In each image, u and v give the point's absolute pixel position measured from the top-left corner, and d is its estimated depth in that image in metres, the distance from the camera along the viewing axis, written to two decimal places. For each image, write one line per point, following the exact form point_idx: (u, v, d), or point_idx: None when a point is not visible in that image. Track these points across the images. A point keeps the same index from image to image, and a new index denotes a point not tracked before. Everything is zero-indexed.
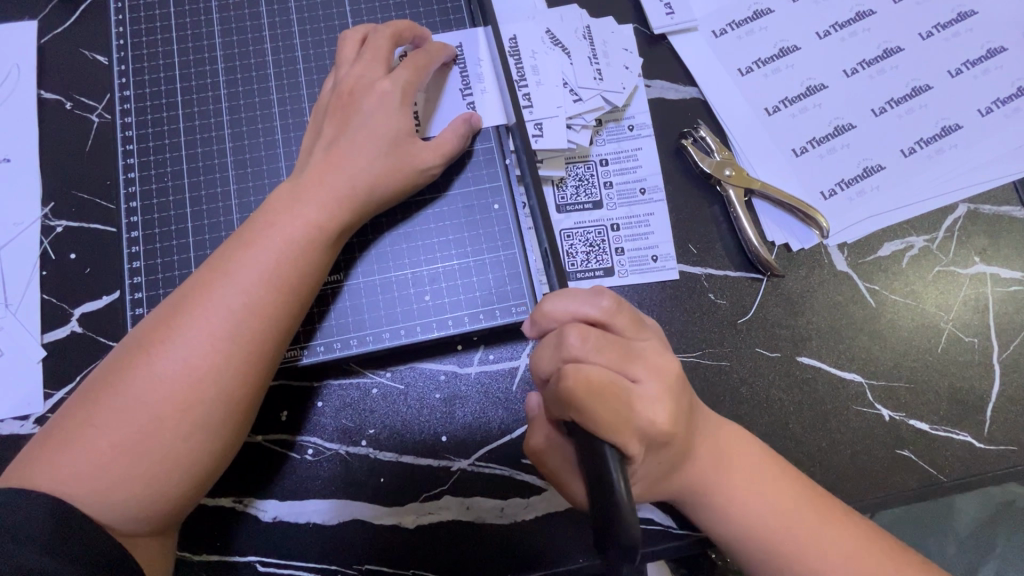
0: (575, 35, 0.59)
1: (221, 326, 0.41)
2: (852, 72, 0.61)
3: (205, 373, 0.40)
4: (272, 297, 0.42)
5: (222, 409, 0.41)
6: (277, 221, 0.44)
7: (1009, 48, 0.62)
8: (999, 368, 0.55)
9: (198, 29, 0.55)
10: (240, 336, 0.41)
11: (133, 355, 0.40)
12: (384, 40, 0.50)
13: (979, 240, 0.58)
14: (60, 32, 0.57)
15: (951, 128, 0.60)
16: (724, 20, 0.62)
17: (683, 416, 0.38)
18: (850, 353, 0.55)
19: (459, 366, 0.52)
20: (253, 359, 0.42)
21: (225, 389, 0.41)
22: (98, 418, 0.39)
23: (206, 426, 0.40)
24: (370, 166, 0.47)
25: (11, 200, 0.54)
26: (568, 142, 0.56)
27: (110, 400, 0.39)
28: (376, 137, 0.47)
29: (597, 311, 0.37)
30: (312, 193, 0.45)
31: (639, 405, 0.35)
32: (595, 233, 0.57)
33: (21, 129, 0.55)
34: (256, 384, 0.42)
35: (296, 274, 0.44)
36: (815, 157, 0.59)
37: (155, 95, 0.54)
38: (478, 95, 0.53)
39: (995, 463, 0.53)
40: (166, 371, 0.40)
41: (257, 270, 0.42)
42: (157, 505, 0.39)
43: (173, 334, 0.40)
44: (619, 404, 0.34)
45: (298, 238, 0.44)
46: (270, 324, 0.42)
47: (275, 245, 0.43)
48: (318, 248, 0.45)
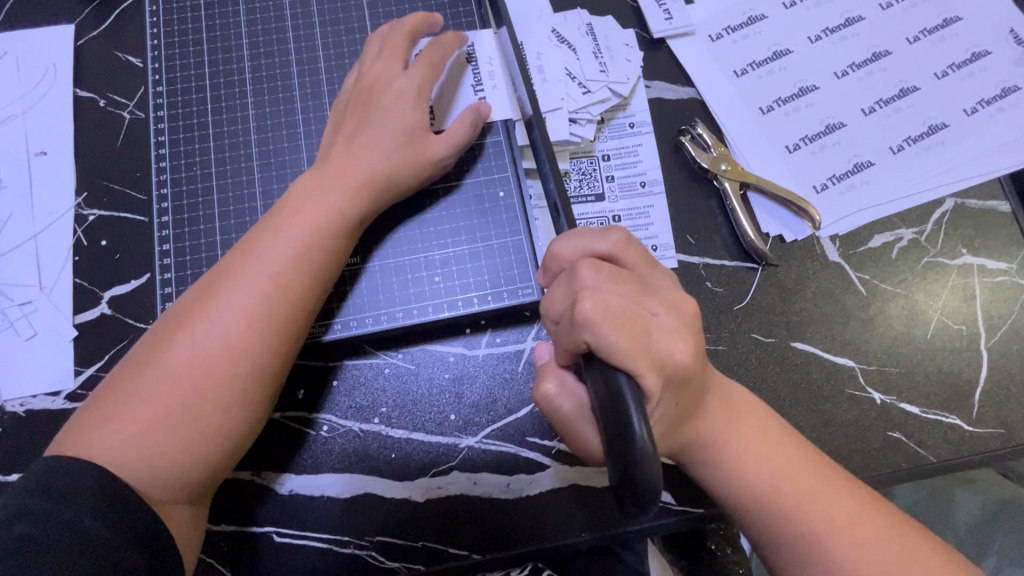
0: (581, 35, 0.62)
1: (250, 302, 0.44)
2: (842, 73, 0.64)
3: (237, 345, 0.43)
4: (297, 276, 0.45)
5: (251, 382, 0.43)
6: (301, 208, 0.47)
7: (993, 52, 0.65)
8: (987, 355, 0.57)
9: (227, 31, 0.59)
10: (269, 312, 0.44)
11: (170, 332, 0.43)
12: (400, 37, 0.53)
13: (966, 232, 0.60)
14: (96, 34, 0.61)
15: (937, 126, 0.63)
16: (720, 25, 0.66)
17: (699, 354, 0.39)
18: (842, 338, 0.57)
19: (467, 347, 0.54)
20: (280, 334, 0.44)
21: (256, 362, 0.43)
22: (136, 392, 0.42)
23: (237, 395, 0.43)
24: (386, 156, 0.50)
25: (48, 190, 0.57)
26: (570, 136, 0.60)
27: (149, 374, 0.42)
28: (394, 129, 0.50)
29: (607, 245, 0.40)
30: (334, 181, 0.48)
31: (658, 335, 0.36)
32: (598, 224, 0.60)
33: (58, 124, 0.59)
34: (283, 356, 0.45)
35: (320, 255, 0.47)
36: (807, 154, 0.62)
37: (185, 92, 0.57)
38: (489, 91, 0.57)
39: (982, 445, 0.55)
40: (200, 345, 0.42)
41: (284, 251, 0.45)
42: (191, 471, 0.42)
43: (210, 308, 0.43)
44: (638, 331, 0.35)
45: (321, 222, 0.47)
46: (296, 302, 0.45)
47: (300, 228, 0.46)
48: (342, 229, 0.48)
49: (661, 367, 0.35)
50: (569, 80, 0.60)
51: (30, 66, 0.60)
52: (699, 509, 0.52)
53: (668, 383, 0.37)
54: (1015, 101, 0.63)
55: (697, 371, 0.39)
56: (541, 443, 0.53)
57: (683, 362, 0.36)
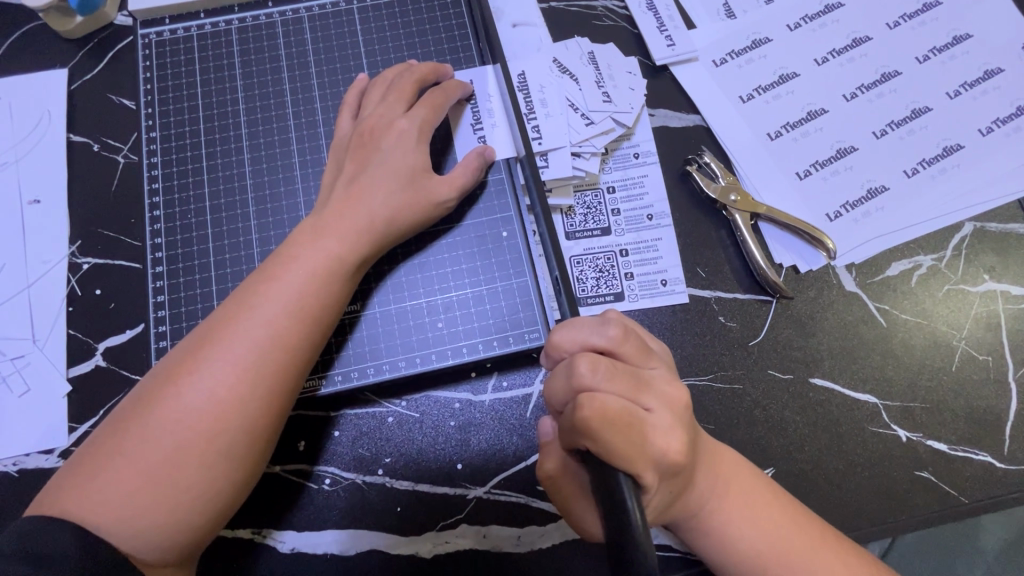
0: (583, 65, 0.61)
1: (244, 353, 0.42)
2: (852, 96, 0.63)
3: (230, 400, 0.41)
4: (294, 327, 0.44)
5: (245, 442, 0.42)
6: (299, 254, 0.46)
7: (1006, 70, 0.64)
8: (1015, 387, 0.54)
9: (221, 73, 0.58)
10: (265, 368, 0.42)
11: (160, 387, 0.41)
12: (408, 83, 0.52)
13: (987, 258, 0.58)
14: (90, 78, 0.60)
15: (952, 147, 0.61)
16: (724, 50, 0.64)
17: (692, 446, 0.39)
18: (863, 373, 0.55)
19: (473, 393, 0.53)
20: (278, 390, 0.43)
21: (251, 421, 0.42)
22: (127, 445, 0.40)
23: (229, 454, 0.41)
24: (388, 202, 0.48)
25: (42, 239, 0.56)
26: (575, 170, 0.57)
27: (139, 425, 0.40)
28: (395, 172, 0.49)
29: (605, 339, 0.39)
30: (334, 227, 0.47)
31: (652, 434, 0.37)
32: (605, 258, 0.58)
33: (52, 171, 0.58)
34: (278, 413, 0.43)
35: (318, 306, 0.45)
36: (819, 180, 0.60)
37: (179, 136, 0.56)
38: (488, 129, 0.55)
39: (1018, 484, 0.52)
40: (192, 398, 0.41)
41: (281, 302, 0.44)
42: (179, 535, 0.40)
43: (203, 362, 0.42)
44: (633, 433, 0.35)
45: (320, 271, 0.45)
46: (293, 357, 0.44)
47: (301, 276, 0.45)
48: (342, 276, 0.46)
49: (655, 465, 0.36)
50: (571, 112, 0.58)
51: (23, 111, 0.59)
52: None
53: (660, 476, 0.37)
54: None
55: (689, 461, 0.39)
56: None
57: (677, 459, 0.37)
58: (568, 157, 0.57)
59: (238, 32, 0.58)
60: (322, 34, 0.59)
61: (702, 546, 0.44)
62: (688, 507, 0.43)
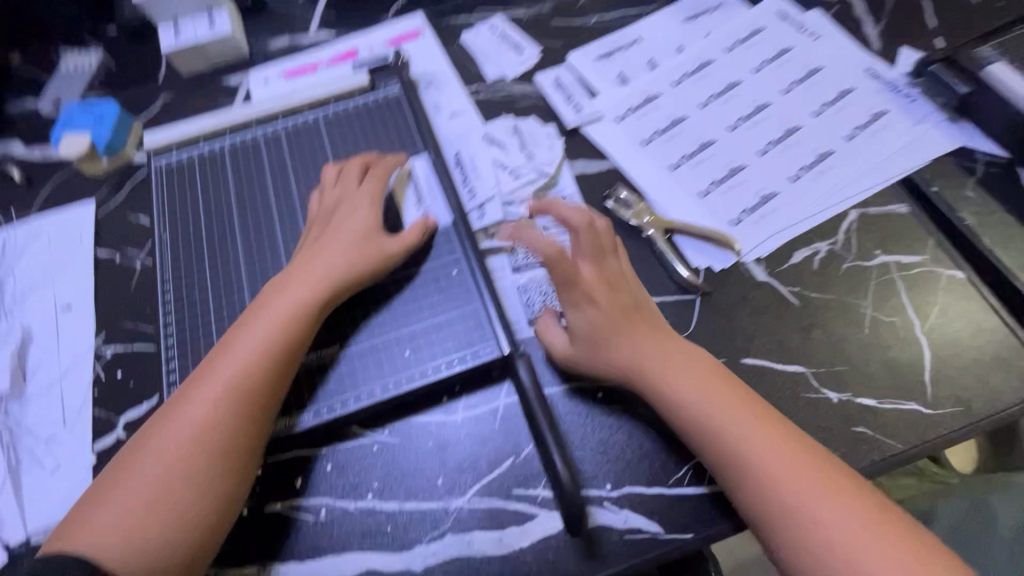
0: (509, 135, 0.76)
1: (218, 394, 0.52)
2: (734, 126, 0.76)
3: (208, 433, 0.51)
4: (257, 367, 0.53)
5: (221, 467, 0.50)
6: (267, 307, 0.57)
7: (857, 88, 0.78)
8: (926, 341, 0.61)
9: (216, 183, 0.71)
10: (235, 402, 0.52)
11: (154, 430, 0.52)
12: (355, 166, 0.66)
13: (875, 236, 0.67)
14: (113, 205, 0.75)
15: (826, 153, 0.73)
16: (624, 107, 0.79)
17: (615, 317, 0.57)
18: (789, 348, 0.62)
19: (446, 413, 0.59)
20: (246, 421, 0.52)
21: (224, 448, 0.51)
22: (127, 484, 0.49)
23: (207, 479, 0.50)
24: (342, 253, 0.59)
25: (72, 337, 0.66)
26: (509, 215, 0.69)
27: (137, 466, 0.50)
28: (345, 234, 0.61)
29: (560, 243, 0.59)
30: (295, 282, 0.58)
31: (580, 333, 0.58)
32: None
33: (81, 281, 0.69)
34: (247, 441, 0.52)
35: (282, 346, 0.54)
36: (718, 195, 0.71)
37: (185, 238, 0.69)
38: (430, 205, 0.67)
39: (948, 425, 0.57)
40: (177, 438, 0.51)
41: (246, 350, 0.54)
42: (165, 556, 0.47)
43: (186, 404, 0.52)
44: (577, 338, 0.58)
45: (282, 317, 0.56)
46: (259, 390, 0.53)
47: (264, 327, 0.55)
48: (302, 320, 0.56)
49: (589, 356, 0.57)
50: (500, 171, 0.72)
51: (59, 238, 0.73)
52: (689, 533, 0.54)
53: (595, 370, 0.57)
54: (885, 123, 0.74)
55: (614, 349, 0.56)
56: (526, 493, 0.56)
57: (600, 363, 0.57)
58: (500, 206, 0.69)
59: (229, 150, 0.73)
60: (296, 143, 0.73)
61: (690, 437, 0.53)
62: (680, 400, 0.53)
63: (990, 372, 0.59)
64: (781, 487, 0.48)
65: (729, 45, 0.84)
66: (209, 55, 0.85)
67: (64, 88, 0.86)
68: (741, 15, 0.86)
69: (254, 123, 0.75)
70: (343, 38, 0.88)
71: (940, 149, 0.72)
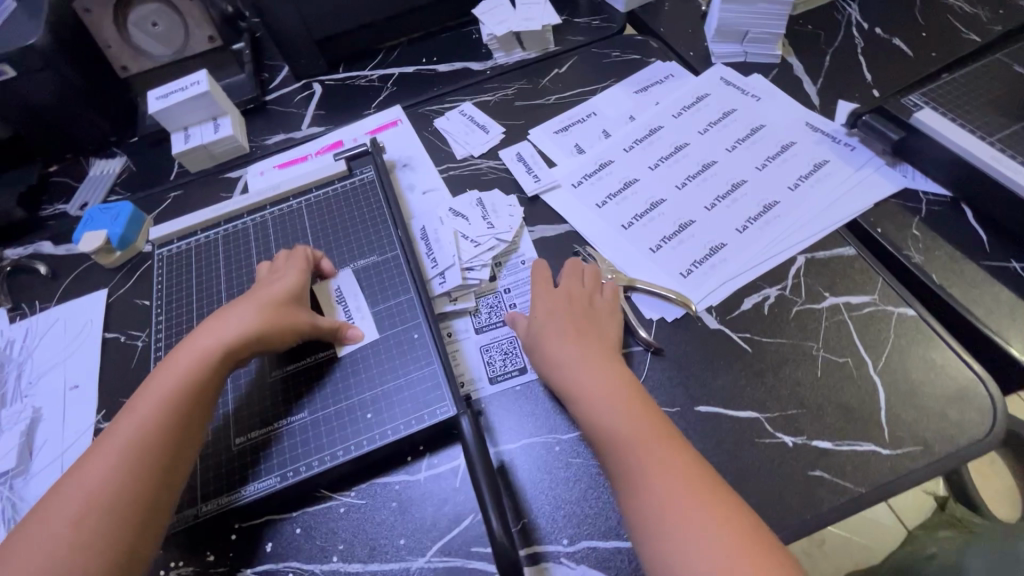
0: (472, 207, 0.81)
1: (119, 451, 0.54)
2: (682, 185, 0.81)
3: (107, 489, 0.52)
4: (162, 422, 0.56)
5: (117, 520, 0.51)
6: (166, 367, 0.60)
7: (798, 142, 0.82)
8: (880, 380, 0.61)
9: (210, 267, 0.79)
10: (134, 453, 0.54)
11: (46, 498, 0.52)
12: (282, 258, 0.73)
13: (823, 279, 0.69)
14: (123, 292, 0.83)
15: (771, 204, 0.77)
16: (580, 175, 0.85)
17: (586, 343, 0.63)
18: (743, 393, 0.63)
19: (410, 474, 0.62)
20: (148, 469, 0.54)
21: (122, 498, 0.52)
22: (13, 553, 0.49)
23: (105, 535, 0.50)
24: (244, 315, 0.63)
25: (76, 414, 0.72)
26: (470, 281, 0.74)
27: (26, 535, 0.50)
28: (253, 300, 0.65)
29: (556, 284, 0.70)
30: (198, 341, 0.62)
31: (553, 343, 0.64)
32: (509, 342, 0.70)
33: (89, 362, 0.77)
34: (149, 491, 0.53)
35: (185, 398, 0.58)
36: (669, 249, 0.75)
37: (179, 318, 0.76)
38: (357, 321, 0.70)
39: (908, 465, 0.56)
40: (73, 496, 0.51)
41: (149, 408, 0.57)
42: None
43: (86, 464, 0.53)
44: (545, 343, 0.64)
45: (183, 372, 0.59)
46: (161, 439, 0.55)
47: (167, 385, 0.58)
48: (204, 370, 0.60)
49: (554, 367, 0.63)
50: (463, 240, 0.77)
51: (74, 324, 0.81)
52: None
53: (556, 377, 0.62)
54: (826, 172, 0.78)
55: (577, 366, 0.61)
56: (485, 551, 0.57)
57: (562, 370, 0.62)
58: (459, 273, 0.74)
59: (222, 238, 0.82)
60: (280, 227, 0.81)
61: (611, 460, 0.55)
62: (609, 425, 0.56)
63: (947, 408, 0.59)
64: (665, 518, 0.50)
65: (677, 111, 0.90)
66: (213, 154, 0.96)
67: (90, 192, 0.98)
68: (687, 84, 0.93)
69: (245, 213, 0.84)
70: (331, 131, 0.99)
71: (883, 192, 0.75)
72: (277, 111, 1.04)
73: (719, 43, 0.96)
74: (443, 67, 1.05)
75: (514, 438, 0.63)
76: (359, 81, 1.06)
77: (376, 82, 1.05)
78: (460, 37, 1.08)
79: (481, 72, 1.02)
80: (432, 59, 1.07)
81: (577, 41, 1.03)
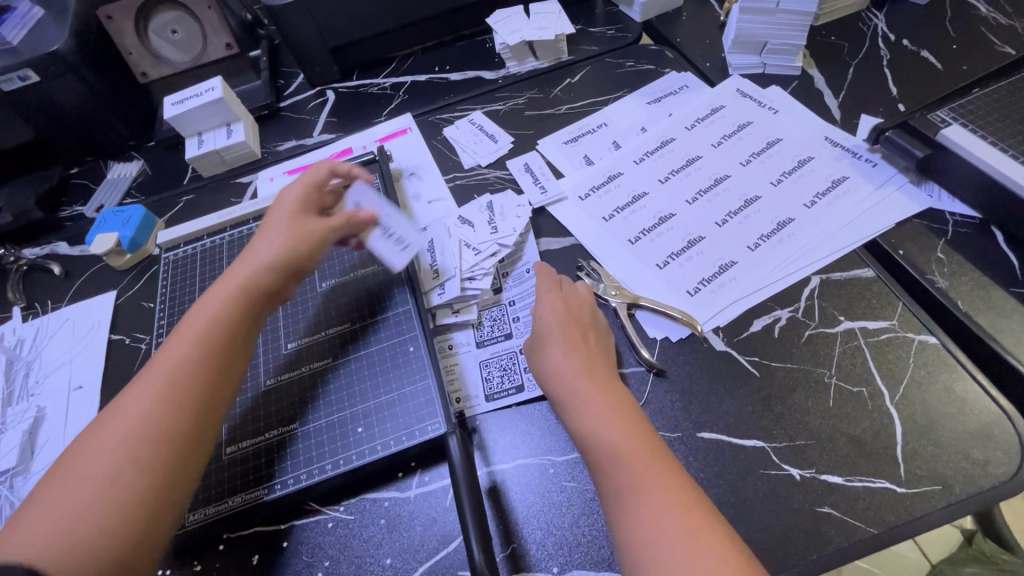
0: (478, 212, 0.80)
1: (145, 401, 0.53)
2: (693, 199, 0.79)
3: (137, 442, 0.51)
4: (191, 371, 0.55)
5: (165, 439, 0.52)
6: (201, 297, 0.62)
7: (816, 157, 0.79)
8: (897, 412, 0.58)
9: (214, 272, 0.80)
10: (175, 373, 0.54)
11: (94, 430, 0.52)
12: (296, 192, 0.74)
13: (839, 302, 0.66)
14: (131, 294, 0.84)
15: (785, 221, 0.74)
16: (587, 187, 0.83)
17: (585, 360, 0.61)
18: (749, 421, 0.60)
19: (400, 490, 0.60)
20: (190, 384, 0.55)
21: (170, 416, 0.53)
22: (64, 484, 0.49)
23: (157, 454, 0.51)
24: (273, 234, 0.65)
25: (78, 415, 0.73)
26: (472, 291, 0.72)
27: (53, 490, 0.49)
28: (279, 221, 0.67)
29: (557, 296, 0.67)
30: (231, 268, 0.64)
31: (552, 357, 0.62)
32: (509, 358, 0.68)
33: (93, 363, 0.78)
34: (193, 410, 0.54)
35: (222, 314, 0.59)
36: (676, 266, 0.72)
37: (181, 322, 0.76)
38: (399, 231, 0.68)
39: (925, 505, 0.53)
40: (101, 450, 0.50)
41: (175, 358, 0.55)
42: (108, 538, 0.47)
43: (129, 396, 0.54)
44: (546, 355, 0.62)
45: (218, 294, 0.61)
46: (199, 357, 0.56)
47: (206, 311, 0.59)
48: (238, 287, 0.61)
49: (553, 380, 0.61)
50: (464, 247, 0.75)
51: (82, 324, 0.82)
52: None
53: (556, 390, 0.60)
54: (845, 189, 0.75)
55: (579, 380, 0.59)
56: None
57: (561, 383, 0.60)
58: (457, 283, 0.72)
59: (228, 243, 0.82)
60: None
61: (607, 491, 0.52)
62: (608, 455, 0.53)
63: (970, 445, 0.55)
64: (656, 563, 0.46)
65: (690, 123, 0.88)
66: (225, 159, 0.97)
67: (107, 195, 1.00)
68: (702, 96, 0.91)
69: (251, 219, 0.84)
70: (341, 138, 1.00)
71: (907, 212, 0.71)
72: (290, 118, 1.05)
73: (737, 54, 0.93)
74: (455, 75, 1.04)
75: (507, 458, 0.61)
76: (371, 88, 1.06)
77: (388, 90, 1.05)
78: (474, 46, 1.08)
79: (494, 81, 1.01)
80: (444, 68, 1.06)
81: (592, 51, 1.02)
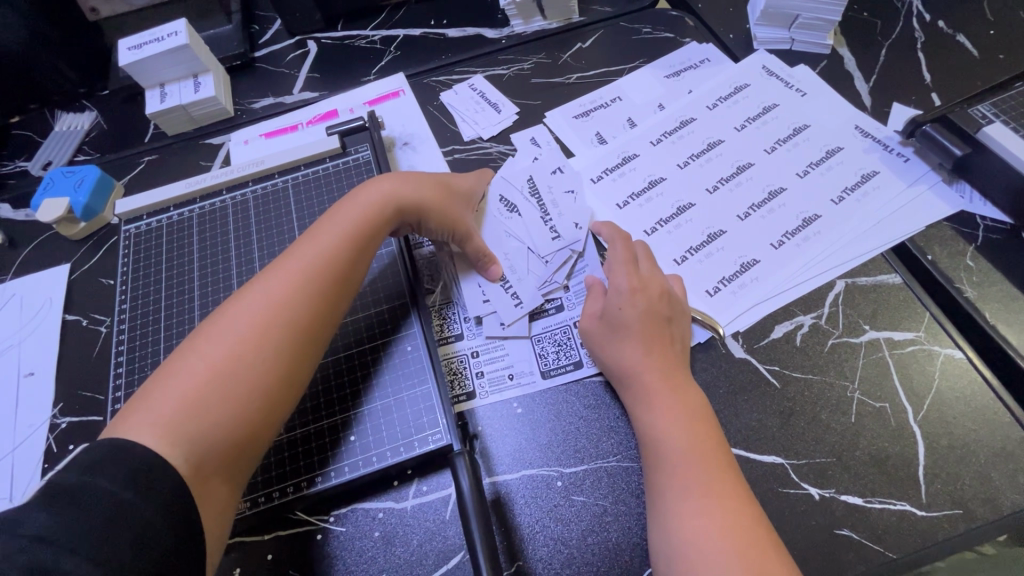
0: (525, 202, 0.72)
1: (256, 314, 0.53)
2: (714, 188, 0.73)
3: (245, 351, 0.51)
4: (301, 297, 0.55)
5: (278, 349, 0.52)
6: (331, 215, 0.62)
7: (845, 147, 0.74)
8: (920, 432, 0.56)
9: (182, 249, 0.71)
10: (298, 288, 0.55)
11: (217, 318, 0.53)
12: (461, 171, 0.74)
13: (865, 310, 0.63)
14: (87, 268, 0.75)
15: (811, 218, 0.69)
16: (600, 169, 0.77)
17: (657, 341, 0.58)
18: (767, 436, 0.57)
19: (395, 500, 0.56)
20: (310, 304, 0.55)
21: (290, 328, 0.53)
22: (180, 368, 0.50)
23: (271, 363, 0.52)
24: (414, 184, 0.65)
25: (31, 405, 0.66)
26: (544, 298, 0.66)
27: (164, 379, 0.49)
28: (424, 177, 0.67)
29: (629, 272, 0.62)
30: (363, 191, 0.63)
31: (619, 341, 0.58)
32: (562, 332, 0.64)
33: (45, 347, 0.69)
34: (307, 330, 0.54)
35: (351, 245, 0.60)
36: (694, 263, 0.68)
37: (145, 304, 0.69)
38: (517, 284, 0.67)
39: (944, 531, 0.51)
40: (210, 354, 0.50)
41: (285, 280, 0.55)
42: (211, 434, 0.47)
43: (250, 293, 0.54)
44: (613, 337, 0.59)
45: (349, 220, 0.61)
46: (322, 277, 0.57)
47: (332, 231, 0.60)
48: (371, 221, 0.62)
49: (618, 360, 0.58)
50: (531, 257, 0.69)
51: (32, 301, 0.73)
52: None
53: (619, 372, 0.58)
54: (876, 184, 0.70)
55: (648, 368, 0.56)
56: None
57: (627, 366, 0.57)
58: (526, 321, 0.65)
59: (197, 217, 0.73)
60: (262, 211, 0.73)
61: (656, 502, 0.50)
62: (668, 459, 0.51)
63: (992, 469, 0.53)
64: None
65: (711, 102, 0.81)
66: (193, 117, 0.86)
67: (55, 150, 0.88)
68: (725, 72, 0.84)
69: (224, 189, 0.75)
70: (325, 98, 0.89)
71: (938, 214, 0.67)
72: (266, 70, 0.93)
73: (764, 26, 0.85)
74: (453, 32, 0.94)
75: (511, 467, 0.57)
76: (358, 41, 0.95)
77: (377, 45, 0.94)
78: None
79: (496, 41, 0.91)
80: (440, 23, 0.95)
81: (604, 12, 0.92)
